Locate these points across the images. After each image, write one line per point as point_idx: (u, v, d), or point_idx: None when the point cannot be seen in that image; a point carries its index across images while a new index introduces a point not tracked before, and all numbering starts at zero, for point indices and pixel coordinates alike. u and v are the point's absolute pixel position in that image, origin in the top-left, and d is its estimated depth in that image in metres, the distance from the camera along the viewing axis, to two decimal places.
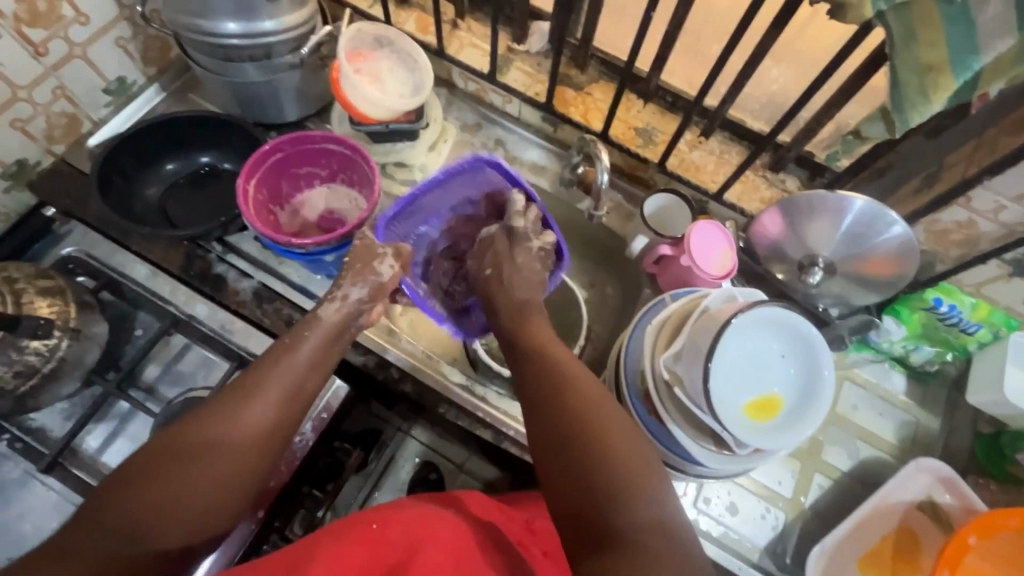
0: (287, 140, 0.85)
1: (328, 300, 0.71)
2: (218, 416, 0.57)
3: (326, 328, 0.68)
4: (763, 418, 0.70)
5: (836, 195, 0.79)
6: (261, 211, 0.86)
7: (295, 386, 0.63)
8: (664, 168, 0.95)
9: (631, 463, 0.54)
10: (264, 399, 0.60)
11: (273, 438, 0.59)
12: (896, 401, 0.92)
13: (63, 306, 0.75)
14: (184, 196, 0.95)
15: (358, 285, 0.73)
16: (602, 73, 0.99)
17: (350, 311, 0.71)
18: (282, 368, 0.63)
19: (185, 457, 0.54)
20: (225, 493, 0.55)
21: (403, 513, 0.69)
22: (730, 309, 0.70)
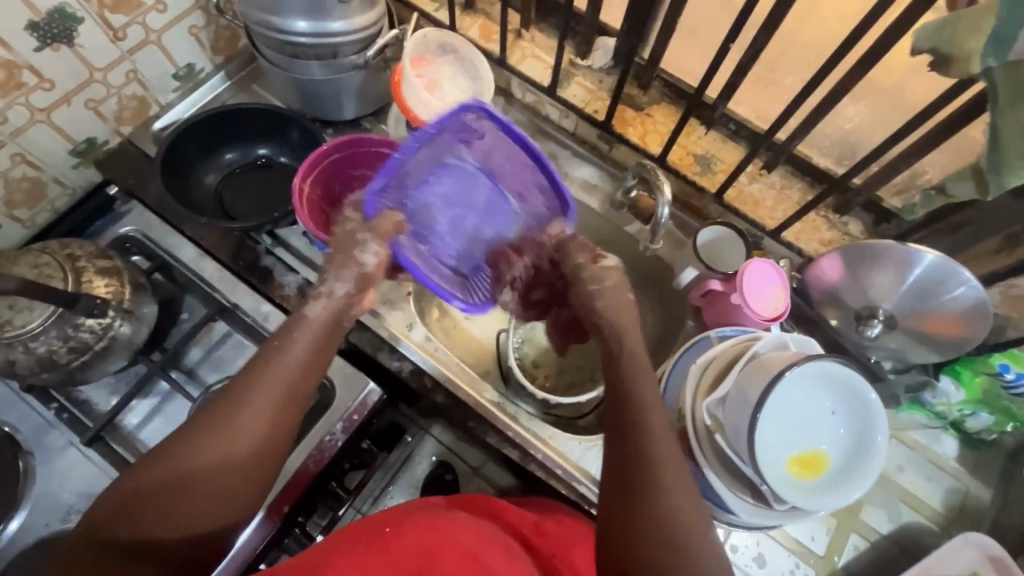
0: (346, 141, 0.86)
1: (313, 297, 0.66)
2: (213, 430, 0.55)
3: (315, 327, 0.64)
4: (807, 476, 0.67)
5: (905, 247, 0.76)
6: (315, 211, 0.86)
7: (290, 391, 0.59)
8: (720, 200, 0.92)
9: (677, 490, 0.56)
10: (256, 408, 0.57)
11: (269, 447, 0.57)
12: (946, 466, 0.87)
13: (119, 286, 0.77)
14: (240, 187, 0.97)
15: (341, 282, 0.67)
16: (665, 95, 0.97)
17: (339, 308, 0.66)
18: (274, 375, 0.59)
19: (182, 473, 0.53)
20: (226, 502, 0.55)
21: (415, 515, 0.70)
22: (783, 359, 0.67)
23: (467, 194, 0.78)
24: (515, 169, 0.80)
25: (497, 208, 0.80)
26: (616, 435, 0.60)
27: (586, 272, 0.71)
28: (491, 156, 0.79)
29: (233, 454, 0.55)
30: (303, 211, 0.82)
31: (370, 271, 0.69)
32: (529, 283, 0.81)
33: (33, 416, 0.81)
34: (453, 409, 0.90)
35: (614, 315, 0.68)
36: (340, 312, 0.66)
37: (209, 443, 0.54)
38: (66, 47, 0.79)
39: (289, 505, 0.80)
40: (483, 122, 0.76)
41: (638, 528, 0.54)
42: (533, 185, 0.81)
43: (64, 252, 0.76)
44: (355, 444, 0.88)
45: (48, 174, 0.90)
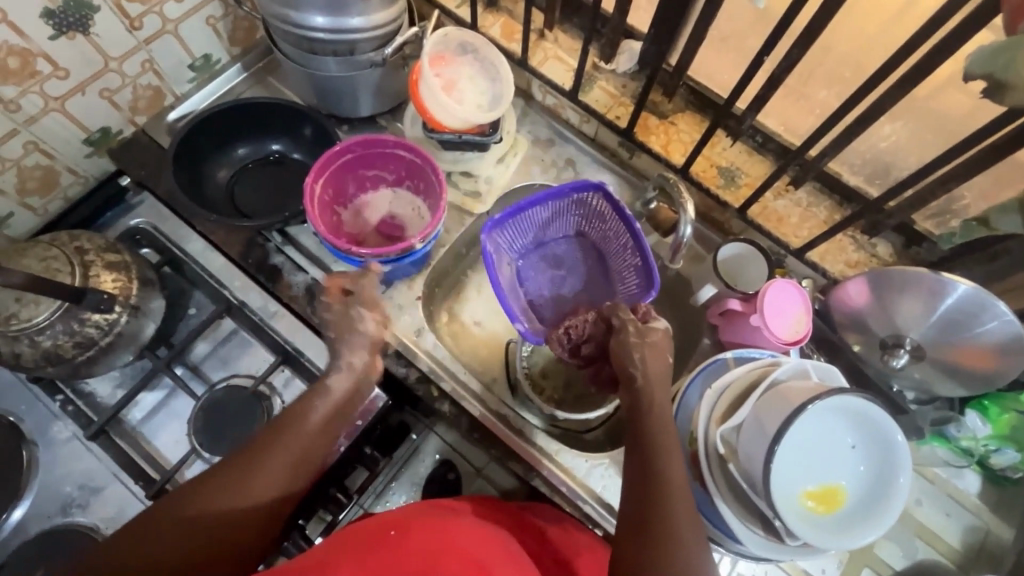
0: (360, 141, 0.84)
1: (335, 368, 0.69)
2: (241, 466, 0.60)
3: (337, 396, 0.67)
4: (822, 512, 0.64)
5: (938, 276, 0.72)
6: (324, 212, 0.84)
7: (305, 456, 0.63)
8: (744, 215, 0.89)
9: (683, 528, 0.59)
10: (273, 467, 0.61)
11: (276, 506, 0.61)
12: (967, 503, 0.84)
13: (126, 281, 0.76)
14: (252, 184, 0.95)
15: (355, 352, 0.71)
16: (690, 103, 0.94)
17: (362, 378, 0.70)
18: (298, 429, 0.64)
19: (203, 500, 0.57)
20: (223, 553, 0.57)
21: (422, 520, 0.67)
22: (805, 391, 0.64)
23: (573, 262, 0.91)
24: (621, 252, 0.86)
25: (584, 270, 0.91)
26: (633, 466, 0.64)
27: (633, 327, 0.69)
28: (602, 236, 0.88)
29: (252, 491, 0.59)
30: (313, 213, 0.80)
31: (373, 337, 0.72)
32: (585, 336, 0.77)
33: (39, 406, 0.81)
34: (458, 417, 0.88)
35: (647, 366, 0.67)
36: (359, 382, 0.70)
37: (235, 477, 0.59)
38: (81, 36, 0.78)
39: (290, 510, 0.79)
40: (603, 206, 0.84)
41: (638, 551, 0.58)
42: (631, 267, 0.84)
43: (74, 246, 0.75)
44: (357, 449, 0.87)
45: (61, 163, 0.89)
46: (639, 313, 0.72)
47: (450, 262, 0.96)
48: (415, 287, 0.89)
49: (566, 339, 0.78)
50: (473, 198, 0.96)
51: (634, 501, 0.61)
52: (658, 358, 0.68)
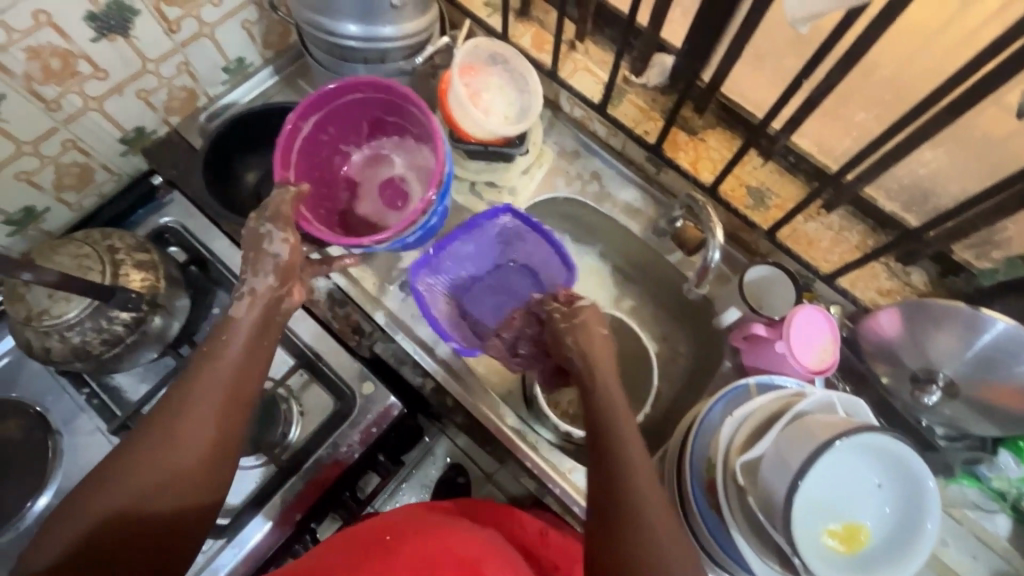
0: (371, 86, 0.81)
1: (236, 297, 0.63)
2: (155, 434, 0.54)
3: (248, 324, 0.62)
4: (844, 553, 0.62)
5: (975, 311, 0.69)
6: (316, 148, 0.85)
7: (233, 384, 0.58)
8: (772, 237, 0.87)
9: (656, 521, 0.54)
10: (203, 405, 0.56)
11: (223, 440, 0.56)
12: (995, 545, 0.79)
13: (154, 281, 0.77)
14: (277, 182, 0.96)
15: (261, 277, 0.64)
16: (721, 120, 0.92)
17: (269, 302, 0.64)
18: (212, 376, 0.57)
19: (126, 482, 0.51)
20: (187, 495, 0.53)
21: (418, 524, 0.67)
22: (831, 426, 0.62)
23: (513, 285, 0.90)
24: (537, 252, 0.88)
25: (506, 284, 0.91)
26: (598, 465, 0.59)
27: (559, 314, 0.73)
28: (530, 251, 0.89)
29: (189, 449, 0.54)
30: (288, 160, 0.80)
31: (285, 262, 0.65)
32: (517, 332, 0.84)
33: (66, 398, 0.83)
34: (474, 427, 0.89)
35: (583, 346, 0.69)
36: (269, 305, 0.64)
37: (148, 451, 0.53)
38: (121, 39, 0.80)
39: (303, 513, 0.81)
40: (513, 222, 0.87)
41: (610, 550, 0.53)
42: (550, 260, 0.88)
43: (105, 244, 0.77)
44: (372, 455, 0.87)
45: (96, 161, 0.91)
46: (563, 299, 0.76)
47: None
48: None
49: (503, 340, 0.85)
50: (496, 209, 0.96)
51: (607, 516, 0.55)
52: (596, 337, 0.70)
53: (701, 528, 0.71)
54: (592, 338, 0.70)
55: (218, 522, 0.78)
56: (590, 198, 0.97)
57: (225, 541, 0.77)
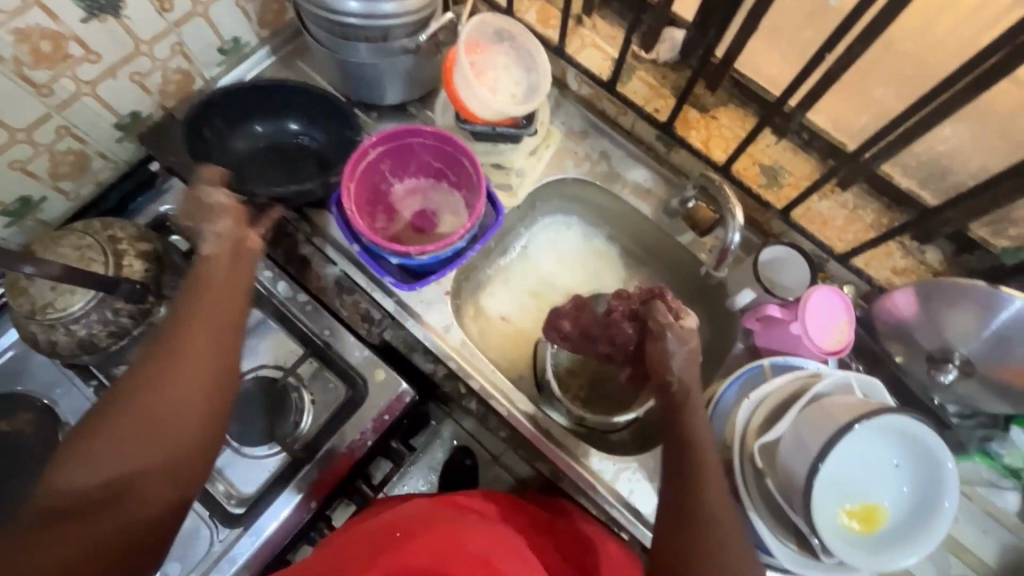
0: (433, 132, 0.82)
1: (201, 240, 0.64)
2: (150, 371, 0.55)
3: (222, 262, 0.63)
4: (860, 531, 0.62)
5: (994, 289, 0.69)
6: (369, 176, 0.83)
7: (218, 317, 0.60)
8: (786, 216, 0.86)
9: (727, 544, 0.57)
10: (191, 337, 0.57)
11: (218, 366, 0.58)
12: (1004, 520, 0.80)
13: (158, 270, 0.76)
14: (263, 156, 0.93)
15: (213, 222, 0.65)
16: (733, 96, 0.90)
17: (234, 243, 0.64)
18: (196, 313, 0.59)
19: (122, 418, 0.53)
20: (189, 420, 0.55)
21: (427, 522, 0.66)
22: (851, 408, 0.62)
23: (440, 218, 0.86)
24: (467, 194, 0.85)
25: (436, 215, 0.87)
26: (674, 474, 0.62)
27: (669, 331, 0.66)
28: (463, 192, 0.85)
29: (182, 376, 0.55)
30: (351, 175, 0.80)
31: (229, 207, 0.66)
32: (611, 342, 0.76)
33: (73, 391, 0.82)
34: (486, 413, 0.89)
35: (682, 375, 0.65)
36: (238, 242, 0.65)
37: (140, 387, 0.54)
38: (112, 19, 0.76)
39: (318, 502, 0.81)
40: (449, 149, 0.83)
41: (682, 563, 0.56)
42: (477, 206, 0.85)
43: (107, 234, 0.75)
44: (384, 443, 0.86)
45: (93, 148, 0.89)
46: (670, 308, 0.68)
47: (478, 255, 0.97)
48: (444, 282, 0.87)
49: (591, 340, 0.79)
50: (505, 192, 0.93)
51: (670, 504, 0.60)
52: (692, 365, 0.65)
53: None
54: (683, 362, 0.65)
55: (232, 512, 0.78)
56: (599, 178, 0.95)
57: (243, 530, 0.77)
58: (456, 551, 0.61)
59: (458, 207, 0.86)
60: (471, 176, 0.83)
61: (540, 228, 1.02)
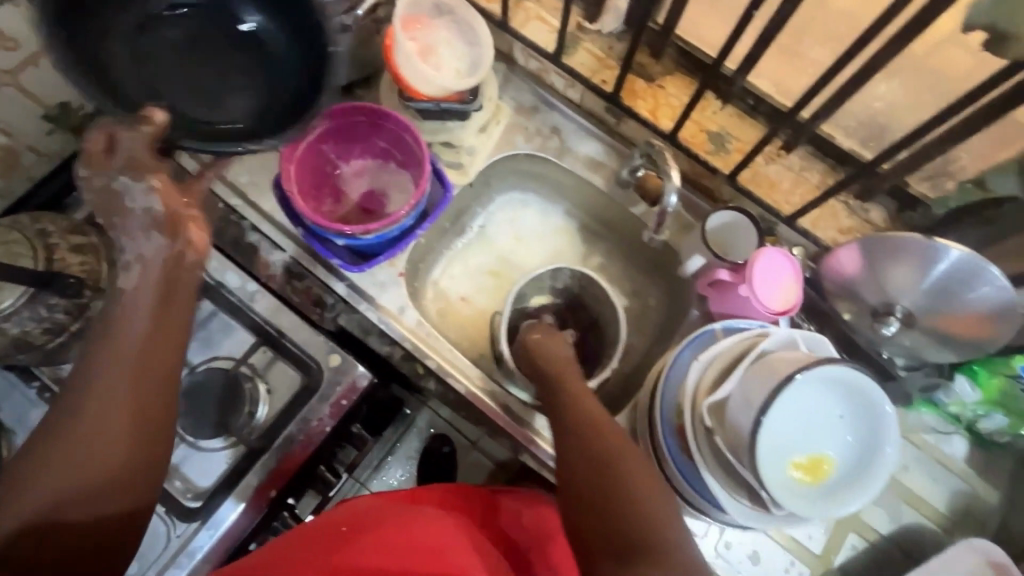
0: (374, 110, 0.81)
1: (123, 269, 0.56)
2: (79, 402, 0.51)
3: (148, 275, 0.55)
4: (808, 483, 0.63)
5: (932, 242, 0.69)
6: (311, 158, 0.82)
7: (146, 338, 0.53)
8: (733, 182, 0.86)
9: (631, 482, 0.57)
10: (117, 364, 0.52)
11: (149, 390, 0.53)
12: (952, 466, 0.84)
13: (94, 264, 0.73)
14: (199, 31, 0.65)
15: (145, 241, 0.56)
16: (678, 64, 0.91)
17: (165, 260, 0.56)
18: (124, 334, 0.53)
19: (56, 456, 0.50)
20: (121, 450, 0.51)
21: (375, 515, 0.66)
22: (793, 362, 0.63)
23: (388, 197, 0.85)
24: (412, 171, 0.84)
25: (384, 194, 0.85)
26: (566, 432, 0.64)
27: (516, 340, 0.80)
28: (408, 169, 0.84)
29: (110, 406, 0.51)
30: (291, 156, 0.79)
31: (159, 214, 0.57)
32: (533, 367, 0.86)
33: (14, 395, 0.79)
34: (447, 394, 0.88)
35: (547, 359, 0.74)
36: (168, 261, 0.56)
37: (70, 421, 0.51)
38: None
39: (277, 491, 0.79)
40: (389, 127, 0.82)
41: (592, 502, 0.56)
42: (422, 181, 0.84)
43: (36, 228, 0.72)
44: (344, 429, 0.86)
45: (20, 142, 0.85)
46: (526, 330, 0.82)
47: (433, 237, 0.96)
48: (397, 263, 0.87)
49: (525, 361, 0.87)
50: (456, 170, 0.92)
51: (583, 501, 0.58)
52: (563, 343, 0.77)
53: (674, 473, 0.72)
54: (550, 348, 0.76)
55: (189, 506, 0.77)
56: (551, 154, 0.94)
57: (200, 524, 0.76)
58: (406, 543, 0.62)
59: (404, 184, 0.85)
60: (413, 152, 0.82)
61: (497, 207, 1.01)
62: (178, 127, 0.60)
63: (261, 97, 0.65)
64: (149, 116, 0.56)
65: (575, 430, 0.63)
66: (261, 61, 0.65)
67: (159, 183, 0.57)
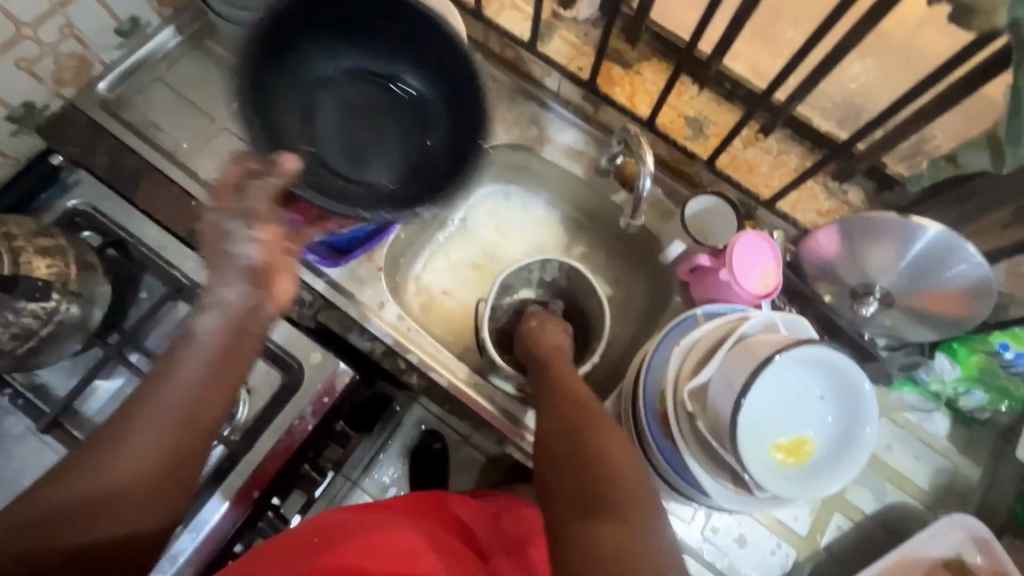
0: None
1: (203, 308, 0.53)
2: (119, 429, 0.49)
3: (221, 316, 0.53)
4: (790, 464, 0.63)
5: (907, 220, 0.70)
6: None
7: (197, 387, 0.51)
8: (712, 166, 0.86)
9: (611, 448, 0.57)
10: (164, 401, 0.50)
11: (187, 434, 0.51)
12: (935, 444, 0.84)
13: (63, 266, 0.72)
14: (353, 98, 0.74)
15: (228, 287, 0.53)
16: (654, 50, 0.91)
17: (243, 312, 0.54)
18: (177, 372, 0.51)
19: (82, 474, 0.48)
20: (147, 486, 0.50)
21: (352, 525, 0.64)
22: (772, 343, 0.63)
23: None
24: None
25: None
26: (549, 407, 0.65)
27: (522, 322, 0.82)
28: None
29: (144, 441, 0.49)
30: None
31: (255, 266, 0.54)
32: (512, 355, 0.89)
33: None
34: (430, 388, 0.88)
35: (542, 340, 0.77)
36: (244, 315, 0.54)
37: (105, 443, 0.49)
38: None
39: (259, 492, 0.78)
40: None
41: (572, 466, 0.57)
42: None
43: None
44: (327, 426, 0.85)
45: None
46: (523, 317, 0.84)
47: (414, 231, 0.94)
48: (376, 258, 0.86)
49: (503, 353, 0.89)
50: None
51: (565, 463, 0.58)
52: (558, 330, 0.79)
53: (657, 458, 0.72)
54: (552, 333, 0.78)
55: None
56: (530, 143, 0.92)
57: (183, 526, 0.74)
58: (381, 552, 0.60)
59: None
60: None
61: (478, 200, 0.99)
62: (332, 178, 0.67)
63: (408, 149, 0.73)
64: (279, 163, 0.54)
65: (561, 414, 0.63)
66: (413, 114, 0.75)
67: (266, 236, 0.54)
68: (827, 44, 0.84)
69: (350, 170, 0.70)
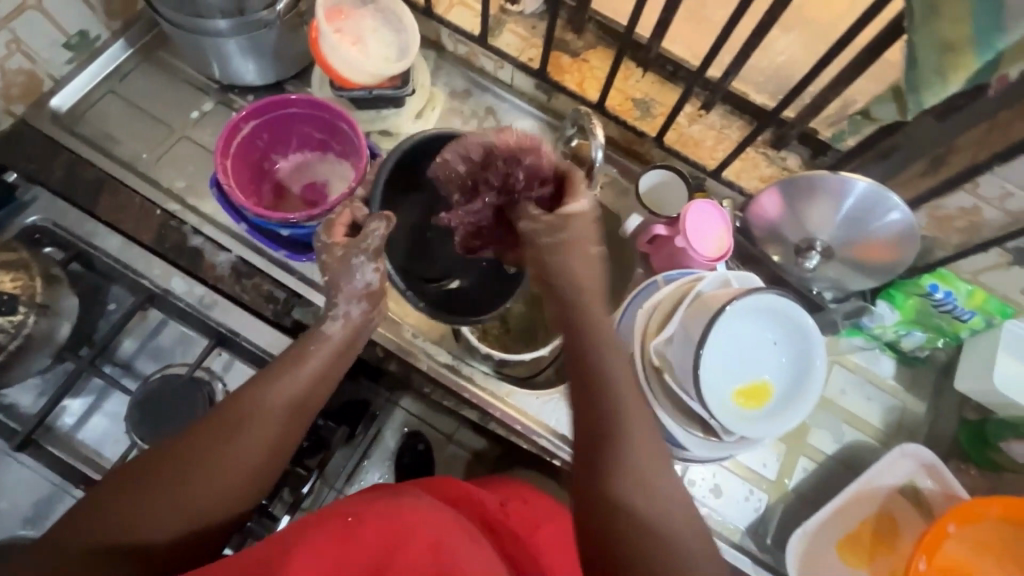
0: (305, 99, 0.81)
1: (329, 317, 0.65)
2: (231, 425, 0.56)
3: (333, 344, 0.64)
4: (752, 406, 0.69)
5: (839, 176, 0.76)
6: (248, 153, 0.82)
7: (302, 400, 0.60)
8: (661, 143, 0.91)
9: (637, 438, 0.56)
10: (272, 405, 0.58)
11: (286, 437, 0.59)
12: (884, 385, 0.91)
13: (28, 279, 0.71)
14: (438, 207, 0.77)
15: (353, 304, 0.66)
16: (600, 39, 0.96)
17: (359, 326, 0.67)
18: (286, 383, 0.60)
19: (185, 461, 0.53)
20: (241, 480, 0.55)
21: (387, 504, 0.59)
22: (724, 295, 0.69)
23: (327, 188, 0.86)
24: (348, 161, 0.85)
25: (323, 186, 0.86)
26: (579, 380, 0.61)
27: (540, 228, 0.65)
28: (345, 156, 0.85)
29: (248, 438, 0.56)
30: (225, 151, 0.78)
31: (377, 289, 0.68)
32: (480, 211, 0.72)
33: None
34: (409, 374, 0.90)
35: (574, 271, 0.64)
36: (358, 329, 0.67)
37: (213, 435, 0.55)
38: None
39: None
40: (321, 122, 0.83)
41: (599, 451, 0.55)
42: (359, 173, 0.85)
43: None
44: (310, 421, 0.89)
45: None
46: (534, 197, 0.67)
47: None
48: None
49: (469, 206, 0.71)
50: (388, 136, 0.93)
51: (596, 446, 0.56)
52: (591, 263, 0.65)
53: None
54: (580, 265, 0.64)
55: None
56: None
57: None
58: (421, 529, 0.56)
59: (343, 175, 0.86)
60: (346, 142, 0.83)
61: None
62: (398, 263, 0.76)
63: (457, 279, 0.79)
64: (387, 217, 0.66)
65: (591, 394, 0.59)
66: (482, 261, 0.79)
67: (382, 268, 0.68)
68: (751, 21, 0.91)
69: (410, 263, 0.77)
